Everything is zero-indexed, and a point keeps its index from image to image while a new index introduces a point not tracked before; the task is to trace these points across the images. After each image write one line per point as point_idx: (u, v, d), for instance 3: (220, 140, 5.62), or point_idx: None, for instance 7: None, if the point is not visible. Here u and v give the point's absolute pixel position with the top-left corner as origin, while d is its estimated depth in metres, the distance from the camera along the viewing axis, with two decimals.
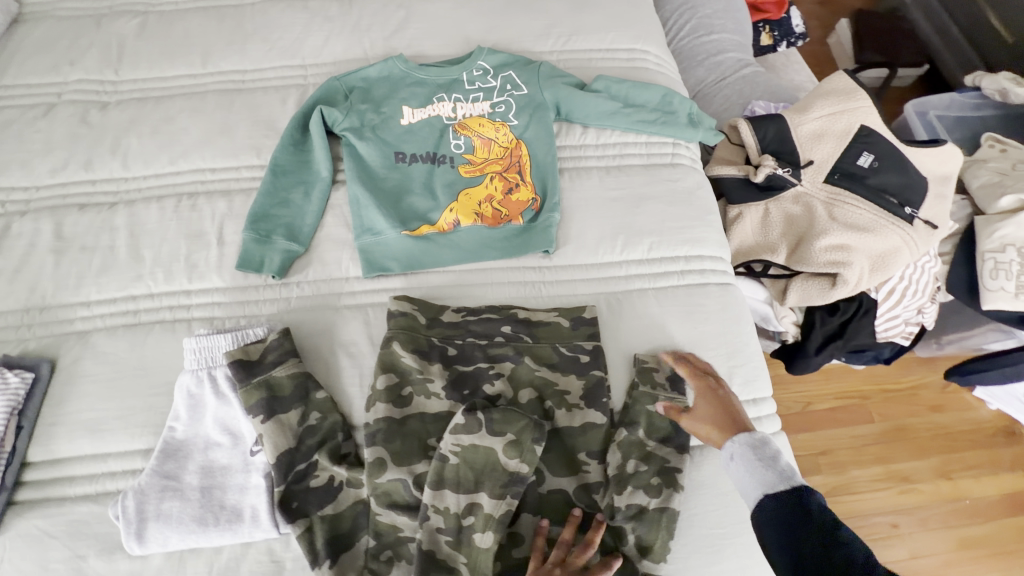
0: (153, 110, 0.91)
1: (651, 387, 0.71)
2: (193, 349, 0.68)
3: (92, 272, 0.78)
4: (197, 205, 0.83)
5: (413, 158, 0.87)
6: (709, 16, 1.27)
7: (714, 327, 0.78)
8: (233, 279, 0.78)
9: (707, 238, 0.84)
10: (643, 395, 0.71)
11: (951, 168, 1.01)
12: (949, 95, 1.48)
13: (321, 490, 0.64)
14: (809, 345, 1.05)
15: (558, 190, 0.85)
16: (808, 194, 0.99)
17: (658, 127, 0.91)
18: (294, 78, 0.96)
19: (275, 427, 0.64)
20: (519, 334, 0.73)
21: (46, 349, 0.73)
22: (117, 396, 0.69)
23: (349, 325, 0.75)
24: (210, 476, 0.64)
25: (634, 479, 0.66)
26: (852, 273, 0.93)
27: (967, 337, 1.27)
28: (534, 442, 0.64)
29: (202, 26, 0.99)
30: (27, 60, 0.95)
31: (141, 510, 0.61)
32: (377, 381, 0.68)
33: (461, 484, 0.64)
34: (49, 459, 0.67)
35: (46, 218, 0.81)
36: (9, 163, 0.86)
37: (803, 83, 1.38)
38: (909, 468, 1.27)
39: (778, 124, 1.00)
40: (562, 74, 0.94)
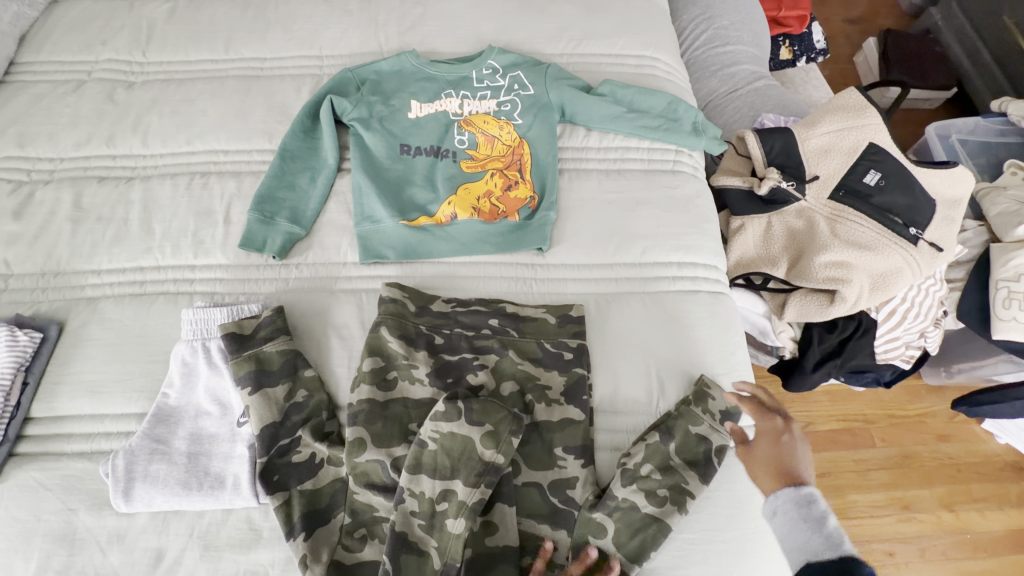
0: (176, 92, 0.95)
1: (704, 410, 0.71)
2: (190, 321, 0.70)
3: (105, 242, 0.82)
4: (209, 184, 0.87)
5: (417, 151, 0.89)
6: (726, 27, 1.27)
7: (701, 334, 0.78)
8: (236, 257, 0.81)
9: (702, 245, 0.85)
10: (691, 412, 0.70)
11: (961, 191, 0.99)
12: (973, 120, 1.45)
13: (302, 465, 0.66)
14: (806, 362, 1.03)
15: (556, 190, 0.86)
16: (810, 210, 0.98)
17: (661, 133, 0.92)
18: (310, 68, 0.99)
19: (262, 400, 0.67)
20: (505, 327, 0.74)
21: (57, 312, 0.76)
22: (117, 361, 0.72)
23: (343, 308, 0.77)
24: (197, 443, 0.67)
25: (644, 481, 0.66)
26: (851, 291, 0.92)
27: (976, 366, 1.24)
28: (512, 434, 0.65)
29: (228, 14, 1.03)
30: (62, 38, 1.00)
31: (130, 469, 0.64)
32: (363, 363, 0.70)
33: (436, 470, 0.64)
34: (50, 416, 0.70)
35: (67, 188, 0.86)
36: (37, 134, 0.90)
37: (820, 100, 1.37)
38: (911, 496, 1.25)
39: (785, 137, 1.00)
40: (569, 76, 0.95)
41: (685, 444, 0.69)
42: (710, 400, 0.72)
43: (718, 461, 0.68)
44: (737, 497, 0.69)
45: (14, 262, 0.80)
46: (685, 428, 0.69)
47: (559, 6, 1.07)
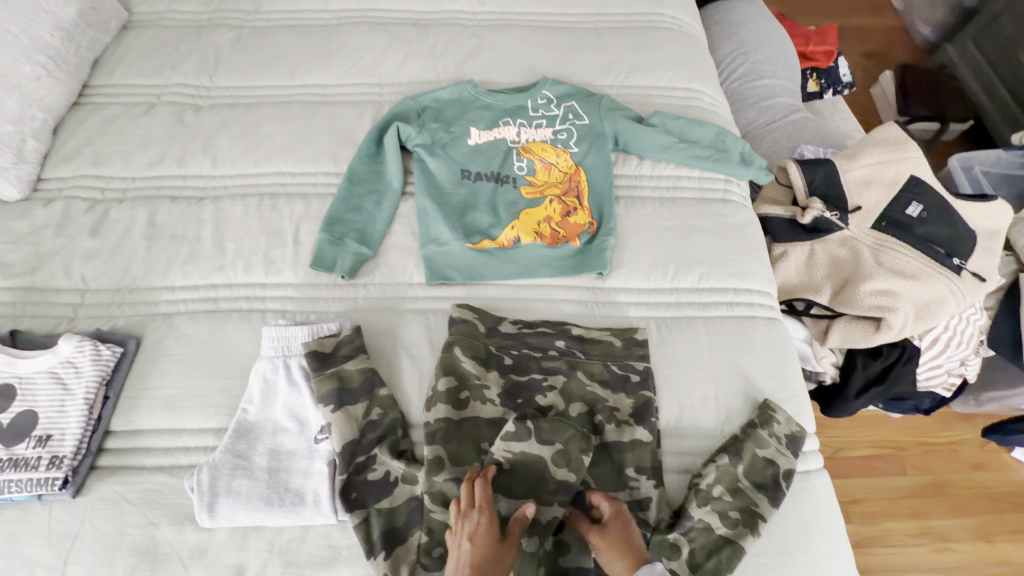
0: (243, 115, 0.99)
1: (770, 433, 0.73)
2: (272, 338, 0.73)
3: (179, 259, 0.84)
4: (278, 206, 0.89)
5: (478, 176, 0.92)
6: (761, 62, 1.33)
7: (760, 359, 0.80)
8: (306, 276, 0.83)
9: (755, 273, 0.87)
10: (758, 436, 0.72)
11: (999, 223, 1.02)
12: (995, 152, 1.48)
13: (378, 483, 0.67)
14: (849, 388, 1.05)
15: (614, 217, 0.89)
16: (854, 238, 1.01)
17: (712, 164, 0.95)
18: (371, 95, 1.03)
19: (343, 417, 0.69)
20: (572, 349, 0.77)
21: (133, 328, 0.78)
22: (195, 376, 0.74)
23: (411, 327, 0.79)
24: (277, 459, 0.68)
25: (716, 502, 0.68)
26: (897, 319, 0.95)
27: (1008, 395, 1.26)
28: (581, 451, 0.67)
29: (291, 42, 1.08)
30: (134, 62, 1.04)
31: (213, 484, 0.65)
32: (438, 383, 0.71)
33: (513, 490, 0.65)
34: (129, 430, 0.71)
35: (142, 207, 0.89)
36: (111, 154, 0.94)
37: (850, 131, 1.41)
38: (944, 525, 1.25)
39: (827, 169, 1.03)
40: (622, 107, 0.99)
41: (751, 466, 0.71)
42: (774, 426, 0.74)
43: (786, 485, 0.70)
44: (802, 522, 0.70)
45: (91, 278, 0.83)
46: (750, 450, 0.71)
47: (607, 40, 1.11)
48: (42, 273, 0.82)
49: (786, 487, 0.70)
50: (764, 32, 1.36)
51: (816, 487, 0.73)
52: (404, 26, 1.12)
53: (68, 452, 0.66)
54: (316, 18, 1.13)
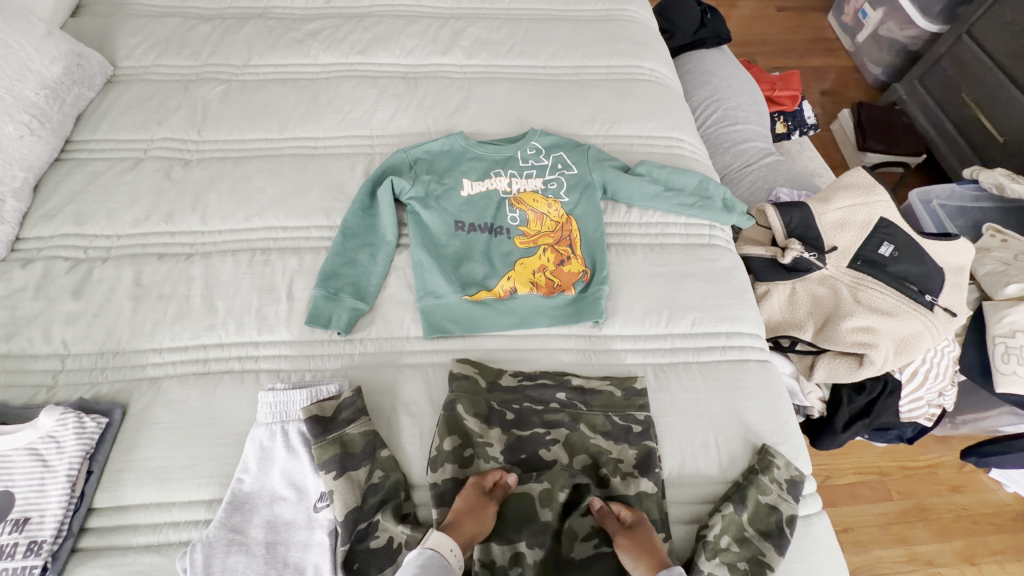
0: (233, 170, 0.99)
1: (771, 479, 0.74)
2: (269, 403, 0.71)
3: (167, 320, 0.82)
4: (270, 261, 0.88)
5: (472, 228, 0.94)
6: (734, 108, 1.40)
7: (756, 403, 0.82)
8: (301, 333, 0.82)
9: (744, 316, 0.90)
10: (760, 482, 0.73)
11: (963, 260, 1.09)
12: (949, 186, 1.58)
13: (381, 551, 0.65)
14: (836, 422, 1.08)
15: (607, 265, 0.91)
16: (833, 277, 1.05)
17: (697, 211, 0.98)
18: (362, 148, 1.05)
19: (346, 483, 0.67)
20: (573, 401, 0.77)
21: (118, 394, 0.75)
22: (186, 445, 0.71)
23: (410, 384, 0.78)
24: (274, 532, 0.65)
25: (724, 553, 0.68)
26: (878, 355, 0.99)
27: (981, 418, 1.30)
28: (587, 535, 0.69)
29: (281, 96, 1.09)
30: (119, 118, 1.03)
31: (208, 564, 0.62)
32: (442, 443, 0.71)
33: (501, 535, 0.67)
34: (114, 506, 0.68)
35: (127, 266, 0.86)
36: (95, 212, 0.92)
37: (818, 170, 1.49)
38: (931, 551, 1.27)
39: (803, 211, 1.07)
40: (609, 158, 1.03)
41: (756, 514, 0.71)
42: (775, 472, 0.75)
43: (790, 532, 0.70)
44: (806, 567, 0.71)
45: (72, 342, 0.79)
46: (756, 498, 0.72)
47: (591, 92, 1.16)
48: (19, 338, 0.79)
49: (791, 534, 0.70)
50: (734, 80, 1.45)
51: (817, 529, 0.74)
52: (393, 79, 1.14)
53: (47, 535, 0.62)
54: (306, 72, 1.15)
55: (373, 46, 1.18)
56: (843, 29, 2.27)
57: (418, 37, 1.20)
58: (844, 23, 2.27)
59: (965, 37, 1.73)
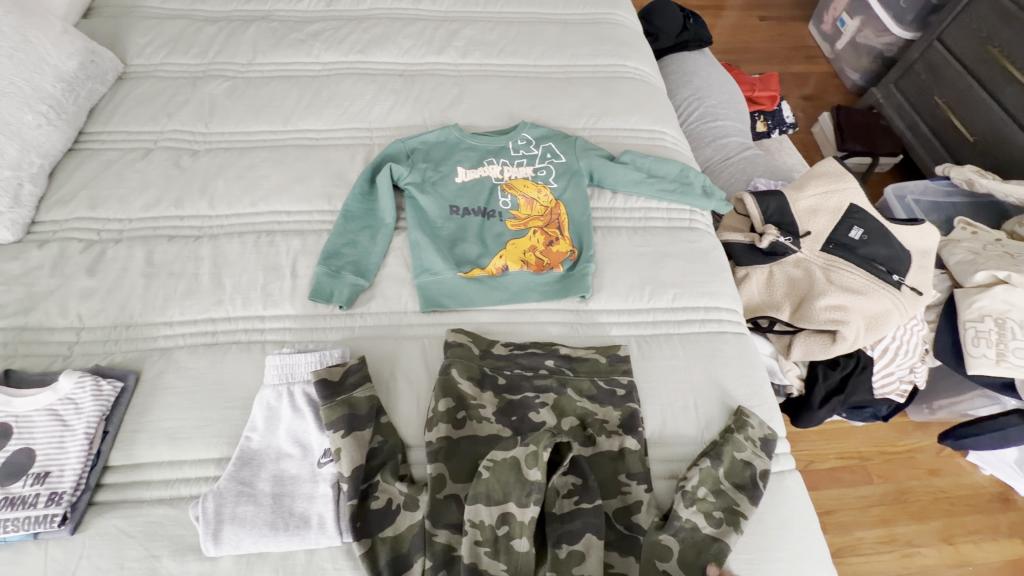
0: (239, 159, 1.04)
1: (746, 437, 0.79)
2: (276, 366, 0.76)
3: (177, 295, 0.86)
4: (275, 242, 0.94)
5: (466, 212, 0.99)
6: (714, 106, 1.48)
7: (732, 370, 0.87)
8: (304, 307, 0.87)
9: (722, 292, 0.96)
10: (735, 439, 0.78)
11: (929, 244, 1.16)
12: (923, 183, 1.64)
13: (381, 511, 0.69)
14: (813, 398, 1.14)
15: (593, 245, 0.97)
16: (807, 260, 1.11)
17: (678, 196, 1.05)
18: (362, 139, 1.10)
19: (353, 442, 0.71)
20: (561, 367, 0.82)
21: (131, 363, 0.80)
22: (196, 408, 0.76)
23: (408, 353, 0.83)
24: (280, 485, 0.70)
25: (702, 502, 0.72)
26: (850, 331, 1.04)
27: (956, 402, 1.35)
28: (568, 492, 0.71)
29: (285, 92, 1.15)
30: (130, 111, 1.09)
31: (218, 512, 0.66)
32: (438, 404, 0.75)
33: (491, 497, 0.68)
34: (128, 464, 0.72)
35: (139, 246, 0.91)
36: (108, 198, 0.96)
37: (797, 165, 1.56)
38: (909, 532, 1.31)
39: (778, 199, 1.14)
40: (595, 147, 1.09)
41: (733, 468, 0.76)
42: (749, 432, 0.80)
43: (763, 484, 0.75)
44: (780, 520, 0.76)
45: (87, 316, 0.84)
46: (733, 454, 0.77)
47: (579, 88, 1.23)
48: (37, 312, 0.83)
49: (763, 487, 0.75)
50: (715, 81, 1.53)
51: (789, 486, 0.79)
52: (391, 77, 1.21)
53: (67, 487, 0.66)
54: (308, 69, 1.21)
55: (372, 46, 1.24)
56: (823, 37, 2.37)
57: (414, 37, 1.27)
58: (823, 32, 2.37)
59: (936, 43, 1.82)
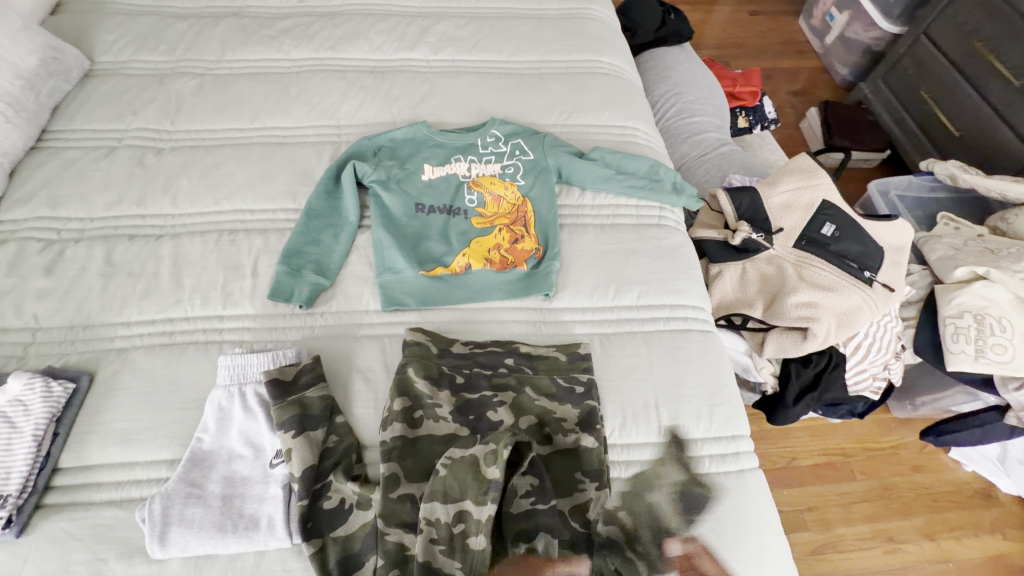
0: (204, 157, 1.03)
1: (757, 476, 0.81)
2: (229, 366, 0.76)
3: (136, 295, 0.85)
4: (237, 241, 0.93)
5: (431, 210, 0.99)
6: (692, 102, 1.47)
7: (696, 368, 0.86)
8: (264, 307, 0.86)
9: (689, 289, 0.95)
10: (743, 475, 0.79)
11: (904, 240, 1.15)
12: (907, 178, 1.63)
13: (332, 511, 0.68)
14: (787, 396, 1.13)
15: (558, 243, 0.96)
16: (779, 257, 1.10)
17: (646, 193, 1.04)
18: (329, 136, 1.09)
19: (304, 442, 0.70)
20: (520, 366, 0.81)
21: (86, 364, 0.79)
22: (149, 409, 0.75)
23: (367, 352, 0.83)
24: (231, 486, 0.69)
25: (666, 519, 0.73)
26: (821, 328, 1.03)
27: (937, 399, 1.34)
28: (525, 492, 0.71)
29: (253, 89, 1.14)
30: (95, 109, 1.08)
31: (166, 514, 0.66)
32: (393, 403, 0.75)
33: (447, 494, 0.68)
34: (79, 465, 0.71)
35: (99, 246, 0.90)
36: (69, 197, 0.96)
37: (778, 161, 1.54)
38: (893, 527, 1.30)
39: (751, 195, 1.13)
40: (564, 144, 1.08)
41: (730, 502, 0.76)
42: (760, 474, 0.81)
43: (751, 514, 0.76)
44: (740, 519, 0.75)
45: (43, 316, 0.83)
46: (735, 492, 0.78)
47: (551, 84, 1.22)
48: None
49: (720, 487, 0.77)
50: (694, 76, 1.52)
51: (751, 484, 0.78)
52: (361, 73, 1.20)
53: (12, 490, 0.66)
54: (277, 66, 1.20)
55: (343, 42, 1.23)
56: (813, 32, 2.35)
57: (386, 33, 1.26)
58: (812, 26, 2.35)
59: (923, 37, 1.80)
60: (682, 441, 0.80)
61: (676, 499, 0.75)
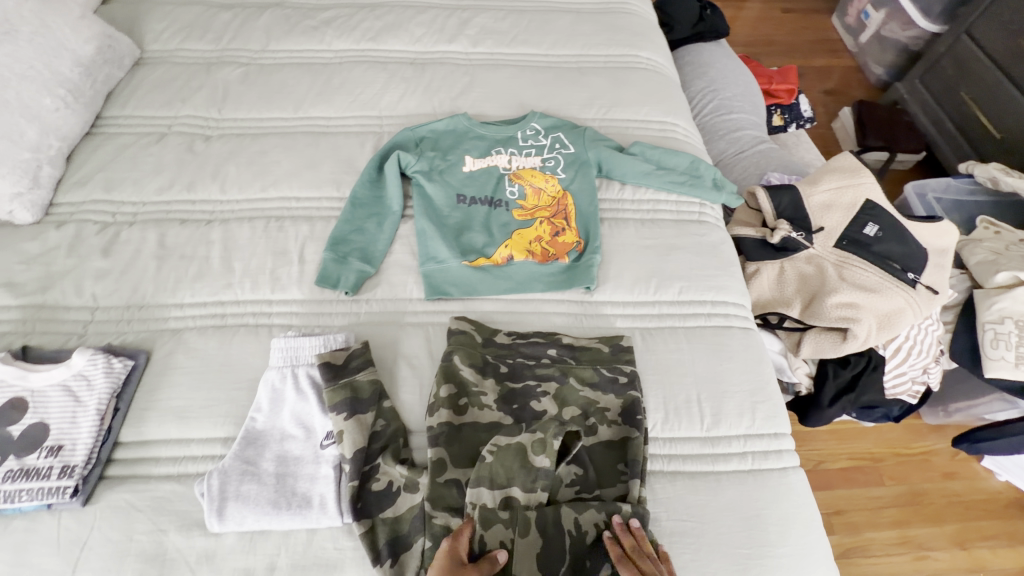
0: (251, 145, 1.05)
1: None
2: (282, 349, 0.78)
3: (188, 278, 0.88)
4: (284, 227, 0.95)
5: (473, 201, 1.00)
6: (729, 99, 1.46)
7: (737, 364, 0.86)
8: (311, 292, 0.88)
9: (730, 286, 0.95)
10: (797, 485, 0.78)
11: (947, 242, 1.13)
12: (945, 180, 1.60)
13: (381, 493, 0.70)
14: (822, 397, 1.12)
15: (599, 236, 0.96)
16: (819, 256, 1.09)
17: (687, 189, 1.03)
18: (371, 127, 1.11)
19: (355, 424, 0.72)
20: (564, 357, 0.82)
21: (143, 343, 0.81)
22: (204, 388, 0.77)
23: (412, 339, 0.84)
24: (284, 465, 0.71)
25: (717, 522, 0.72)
26: (862, 329, 1.02)
27: (972, 405, 1.32)
28: (570, 481, 0.72)
29: (297, 79, 1.16)
30: (146, 96, 1.11)
31: (223, 489, 0.68)
32: (439, 390, 0.76)
33: (494, 480, 0.69)
34: (138, 440, 0.74)
35: (152, 229, 0.93)
36: (123, 181, 0.98)
37: (814, 160, 1.52)
38: (922, 535, 1.28)
39: (791, 193, 1.12)
40: (604, 138, 1.08)
41: (784, 507, 0.75)
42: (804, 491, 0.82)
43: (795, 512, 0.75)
44: (783, 516, 0.74)
45: (101, 296, 0.86)
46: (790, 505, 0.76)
47: (590, 78, 1.21)
48: (53, 291, 0.85)
49: (763, 488, 0.76)
50: (731, 73, 1.51)
51: (794, 483, 0.78)
52: (402, 64, 1.21)
53: (79, 460, 0.69)
54: (319, 56, 1.22)
55: (384, 34, 1.25)
56: (847, 31, 2.31)
57: (426, 25, 1.27)
58: (846, 25, 2.31)
59: (964, 37, 1.75)
60: (724, 437, 0.80)
61: (719, 493, 0.75)
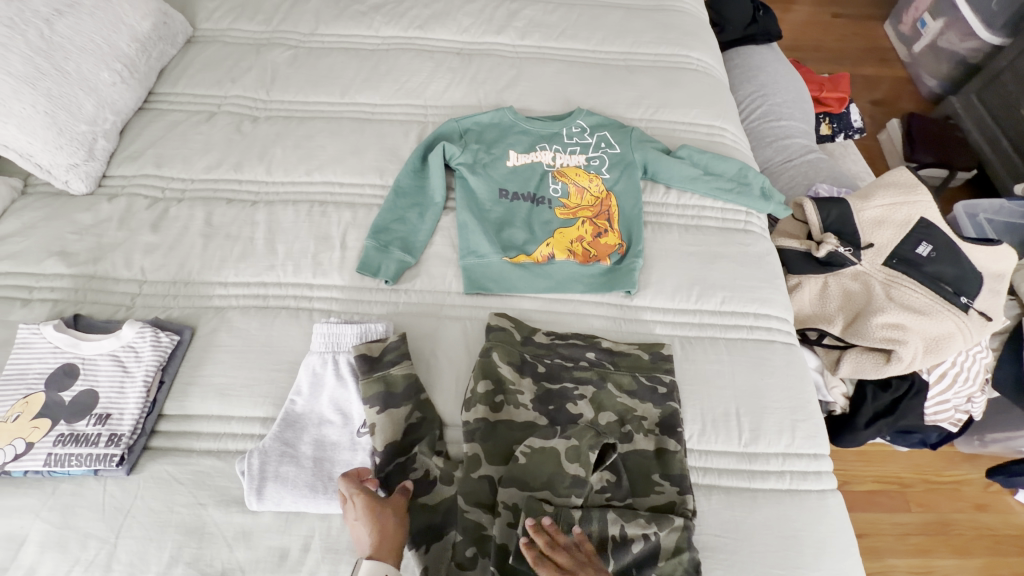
0: (298, 128, 1.06)
1: None
2: (323, 334, 0.78)
3: (233, 257, 0.89)
4: (327, 213, 0.95)
5: (515, 196, 0.99)
6: (778, 105, 1.42)
7: (778, 380, 0.84)
8: (352, 279, 0.88)
9: (774, 299, 0.92)
10: (835, 508, 0.76)
11: (1004, 266, 1.08)
12: (999, 202, 1.51)
13: (416, 483, 0.70)
14: (858, 418, 1.09)
15: (642, 240, 0.95)
16: (867, 273, 1.05)
17: (735, 196, 1.01)
18: (416, 116, 1.10)
19: (388, 418, 0.72)
20: (602, 361, 0.81)
21: (188, 319, 0.83)
22: (245, 367, 0.78)
23: (450, 332, 0.84)
24: (321, 449, 0.72)
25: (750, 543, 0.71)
26: (908, 351, 0.98)
27: (1013, 437, 1.27)
28: (601, 488, 0.70)
29: (344, 64, 1.16)
30: (197, 75, 1.12)
31: (263, 469, 0.69)
32: (477, 385, 0.75)
33: (527, 482, 0.68)
34: (180, 414, 0.75)
35: (200, 207, 0.94)
36: (173, 157, 1.00)
37: (862, 173, 1.47)
38: (947, 565, 1.24)
39: (842, 207, 1.08)
40: (652, 139, 1.05)
41: (822, 529, 0.73)
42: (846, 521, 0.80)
43: (832, 537, 0.73)
44: (819, 539, 0.72)
45: (149, 270, 0.87)
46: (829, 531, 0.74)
47: (639, 77, 1.19)
48: (104, 262, 0.87)
49: (799, 509, 0.74)
50: (782, 78, 1.46)
51: (831, 506, 0.76)
52: (448, 54, 1.20)
53: (125, 430, 0.70)
54: (367, 42, 1.21)
55: (432, 22, 1.24)
56: (901, 39, 2.21)
57: (474, 16, 1.26)
58: (901, 32, 2.21)
59: None
60: (762, 454, 0.78)
61: (753, 509, 0.73)
